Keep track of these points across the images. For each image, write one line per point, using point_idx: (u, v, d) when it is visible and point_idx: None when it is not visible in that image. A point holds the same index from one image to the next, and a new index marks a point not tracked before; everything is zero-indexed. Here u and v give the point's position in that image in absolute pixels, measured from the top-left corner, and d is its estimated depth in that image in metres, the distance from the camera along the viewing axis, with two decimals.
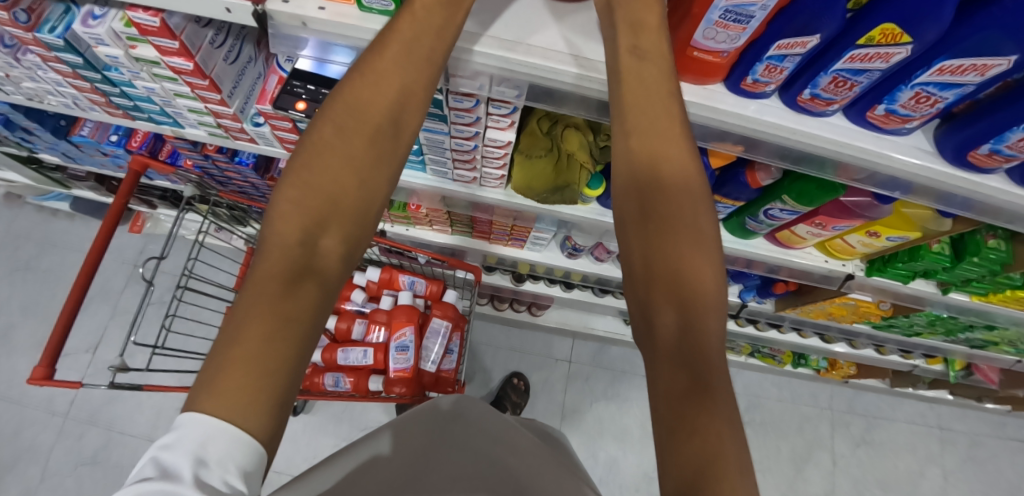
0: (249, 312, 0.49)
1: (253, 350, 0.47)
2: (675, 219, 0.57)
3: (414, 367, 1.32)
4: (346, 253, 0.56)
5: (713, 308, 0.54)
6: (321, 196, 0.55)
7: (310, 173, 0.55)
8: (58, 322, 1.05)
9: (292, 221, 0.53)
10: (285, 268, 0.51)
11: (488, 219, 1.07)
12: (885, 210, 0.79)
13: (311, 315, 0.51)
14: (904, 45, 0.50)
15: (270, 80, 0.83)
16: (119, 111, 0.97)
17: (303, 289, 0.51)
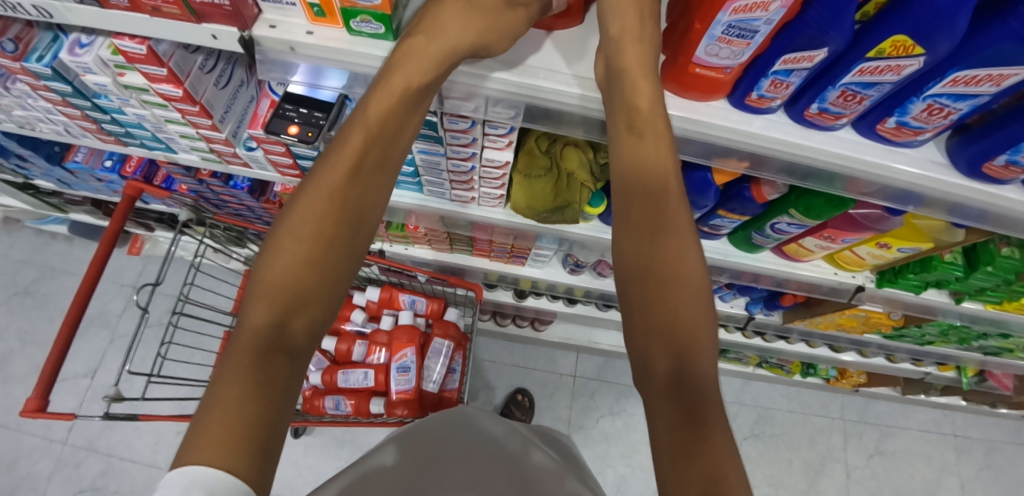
0: (228, 382, 0.49)
1: (231, 416, 0.47)
2: (668, 252, 0.58)
3: (416, 388, 1.29)
4: (323, 318, 0.57)
5: (707, 341, 0.54)
6: (300, 265, 0.55)
7: (288, 244, 0.56)
8: (51, 351, 1.03)
9: (269, 290, 0.54)
10: (264, 337, 0.52)
11: (488, 238, 1.05)
12: (896, 222, 0.76)
13: (288, 382, 0.52)
14: (918, 56, 0.48)
15: (262, 104, 0.81)
16: (111, 138, 0.96)
17: (284, 357, 0.52)
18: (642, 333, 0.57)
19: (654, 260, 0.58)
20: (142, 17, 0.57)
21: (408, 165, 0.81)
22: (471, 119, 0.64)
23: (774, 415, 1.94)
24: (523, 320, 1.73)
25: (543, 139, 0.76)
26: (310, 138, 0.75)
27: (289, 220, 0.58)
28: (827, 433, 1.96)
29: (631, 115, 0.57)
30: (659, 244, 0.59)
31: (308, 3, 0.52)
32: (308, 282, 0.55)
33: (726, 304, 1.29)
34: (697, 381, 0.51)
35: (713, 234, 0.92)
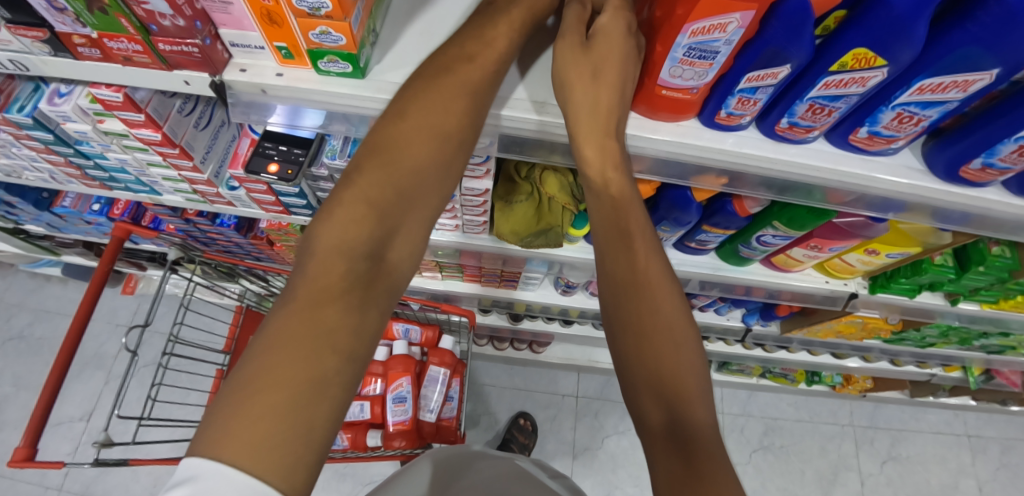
0: (300, 335, 0.41)
1: (302, 380, 0.39)
2: (649, 307, 0.54)
3: (412, 418, 1.28)
4: (403, 271, 0.50)
5: (695, 386, 0.53)
6: (383, 206, 0.48)
7: (368, 175, 0.49)
8: (39, 399, 1.02)
9: (354, 222, 0.47)
10: (344, 287, 0.44)
11: (476, 264, 1.05)
12: (881, 229, 0.76)
13: (365, 347, 0.44)
14: (880, 68, 0.48)
15: (242, 143, 0.81)
16: (96, 182, 0.96)
17: (358, 316, 0.44)
18: (632, 391, 0.54)
19: (643, 323, 0.54)
20: (114, 66, 0.58)
21: None
22: None
23: (783, 425, 1.91)
24: (522, 343, 1.71)
25: (522, 164, 0.77)
26: (289, 175, 0.75)
27: (371, 149, 0.50)
28: (838, 441, 1.92)
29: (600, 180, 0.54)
30: (635, 304, 0.54)
31: (275, 46, 0.53)
32: (394, 230, 0.49)
33: (723, 316, 1.28)
34: (694, 432, 0.50)
35: (700, 250, 0.92)
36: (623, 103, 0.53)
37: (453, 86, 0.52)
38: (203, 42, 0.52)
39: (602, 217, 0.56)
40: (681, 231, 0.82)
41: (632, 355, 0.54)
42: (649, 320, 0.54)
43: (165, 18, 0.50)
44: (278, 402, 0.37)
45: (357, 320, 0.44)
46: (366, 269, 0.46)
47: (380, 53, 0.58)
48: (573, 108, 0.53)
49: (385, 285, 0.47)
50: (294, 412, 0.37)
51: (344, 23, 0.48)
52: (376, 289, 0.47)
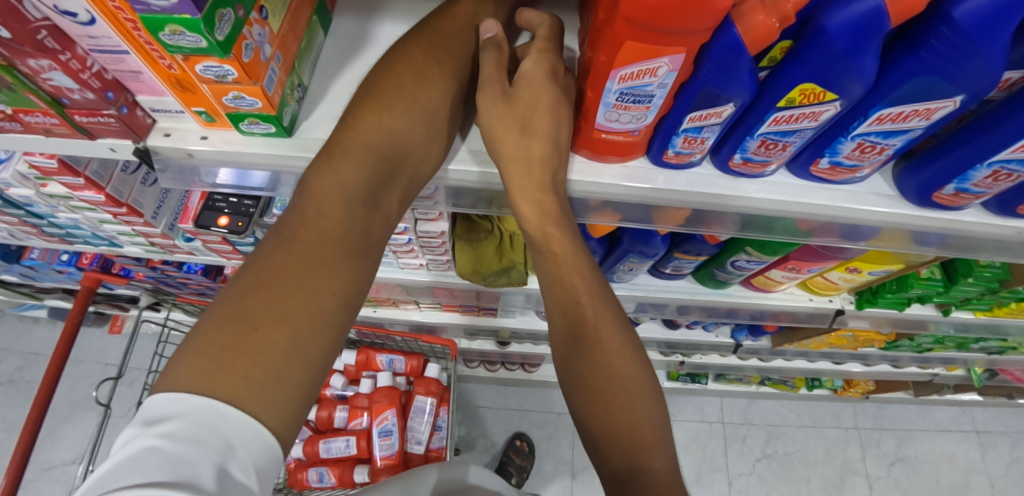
0: (292, 272, 0.41)
1: (302, 316, 0.40)
2: (599, 360, 0.52)
3: (399, 451, 1.26)
4: (392, 218, 0.50)
5: (654, 435, 0.50)
6: (377, 155, 0.48)
7: (366, 117, 0.48)
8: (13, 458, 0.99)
9: (351, 166, 0.47)
10: (341, 229, 0.45)
11: (451, 298, 1.02)
12: (857, 249, 0.73)
13: (354, 292, 0.45)
14: (830, 102, 0.45)
15: (192, 196, 0.79)
16: (56, 238, 0.94)
17: (351, 259, 0.45)
18: (590, 443, 0.52)
19: (592, 376, 0.51)
20: (37, 137, 0.55)
21: None
22: None
23: (786, 432, 1.86)
24: (515, 363, 1.69)
25: None
26: (240, 228, 0.73)
27: (366, 95, 0.49)
28: (843, 445, 1.87)
29: (541, 237, 0.54)
30: (584, 357, 0.52)
31: (195, 111, 0.51)
32: (392, 177, 0.49)
33: (712, 332, 1.24)
34: (651, 481, 0.47)
35: (675, 275, 0.89)
36: (559, 151, 0.51)
37: (436, 50, 0.53)
38: (120, 111, 0.50)
39: (545, 272, 0.55)
40: (650, 261, 0.79)
41: (586, 407, 0.52)
42: (602, 370, 0.51)
43: (74, 92, 0.47)
44: (279, 335, 0.38)
45: (354, 262, 0.45)
46: (361, 212, 0.47)
47: (308, 108, 0.56)
48: (506, 163, 0.51)
49: (376, 231, 0.48)
50: (295, 343, 0.39)
51: (256, 88, 0.45)
52: (369, 233, 0.47)
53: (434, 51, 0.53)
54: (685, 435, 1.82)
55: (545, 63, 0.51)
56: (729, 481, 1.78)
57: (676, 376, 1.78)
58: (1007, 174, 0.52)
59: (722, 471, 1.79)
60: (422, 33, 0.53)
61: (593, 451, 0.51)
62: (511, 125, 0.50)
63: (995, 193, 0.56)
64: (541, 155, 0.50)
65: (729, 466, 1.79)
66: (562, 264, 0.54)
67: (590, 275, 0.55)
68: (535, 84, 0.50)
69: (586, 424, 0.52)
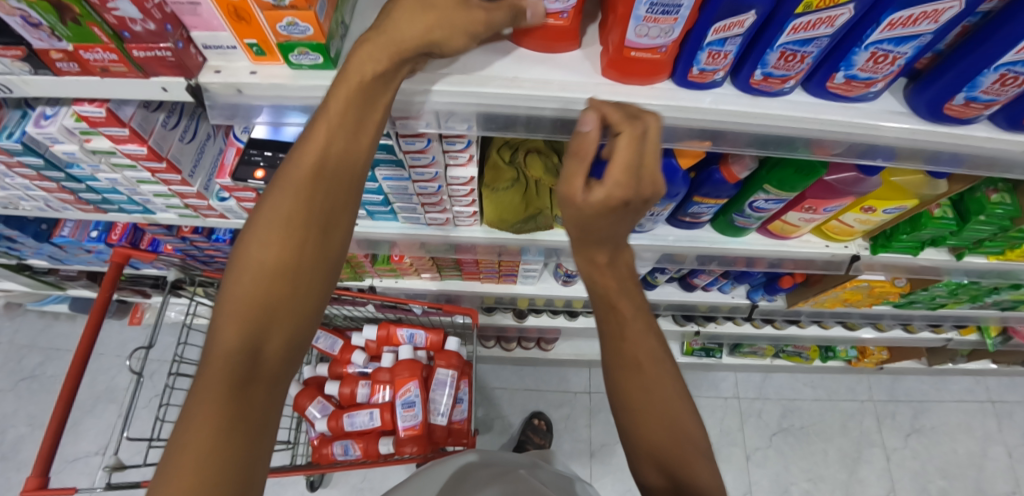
0: (194, 403, 0.46)
1: (201, 451, 0.43)
2: (637, 352, 0.60)
3: (423, 422, 1.24)
4: (296, 341, 0.52)
5: (696, 453, 0.59)
6: (267, 283, 0.50)
7: (262, 236, 0.51)
8: (50, 425, 1.00)
9: (238, 306, 0.49)
10: (229, 364, 0.48)
11: (474, 259, 1.04)
12: (874, 182, 0.75)
13: (263, 408, 0.48)
14: (845, 5, 0.47)
15: (228, 152, 0.82)
16: (91, 207, 0.97)
17: (256, 379, 0.48)
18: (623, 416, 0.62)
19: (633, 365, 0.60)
20: (93, 79, 0.59)
21: (376, 195, 0.81)
22: (428, 143, 0.66)
23: (803, 407, 1.87)
24: (530, 341, 1.71)
25: (504, 149, 0.77)
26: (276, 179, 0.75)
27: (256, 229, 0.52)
28: (859, 416, 1.88)
29: (603, 292, 0.60)
30: (625, 349, 0.61)
31: (246, 43, 0.54)
32: (293, 284, 0.51)
33: (727, 294, 1.27)
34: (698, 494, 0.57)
35: (695, 224, 0.91)
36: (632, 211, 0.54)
37: (327, 150, 0.52)
38: (176, 45, 0.53)
39: (604, 320, 0.62)
40: (671, 204, 0.82)
41: (642, 436, 0.60)
42: (641, 357, 0.61)
43: (136, 23, 0.51)
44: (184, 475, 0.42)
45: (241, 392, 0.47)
46: (248, 348, 0.48)
47: (350, 45, 0.59)
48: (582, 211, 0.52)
49: (269, 359, 0.50)
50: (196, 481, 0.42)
51: (309, 12, 0.49)
52: (260, 365, 0.49)
53: (340, 133, 0.53)
54: (701, 410, 1.83)
55: (623, 156, 0.51)
56: (747, 455, 1.79)
57: (692, 350, 1.79)
58: (1014, 77, 0.54)
59: (739, 445, 1.79)
60: (343, 82, 0.51)
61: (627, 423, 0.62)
62: (569, 223, 0.55)
63: (1003, 102, 0.58)
64: (593, 241, 0.56)
65: (746, 440, 1.80)
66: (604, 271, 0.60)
67: (646, 325, 0.62)
68: (604, 204, 0.51)
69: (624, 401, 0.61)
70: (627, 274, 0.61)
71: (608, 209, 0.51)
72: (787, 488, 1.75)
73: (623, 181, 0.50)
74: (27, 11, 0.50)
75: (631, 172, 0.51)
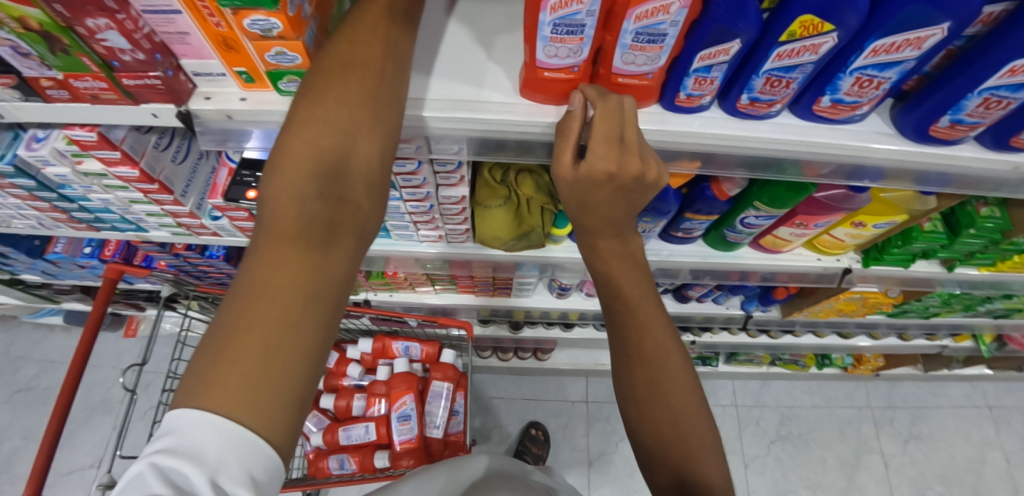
0: (269, 267, 0.41)
1: (276, 314, 0.39)
2: (639, 332, 0.61)
3: (419, 436, 1.24)
4: (365, 217, 0.46)
5: (700, 446, 0.59)
6: (331, 149, 0.44)
7: (326, 106, 0.45)
8: (44, 443, 1.00)
9: (303, 162, 0.43)
10: (298, 226, 0.42)
11: (467, 274, 1.05)
12: (863, 199, 0.75)
13: (337, 273, 0.44)
14: (828, 34, 0.47)
15: (220, 173, 0.82)
16: (84, 225, 0.97)
17: (324, 273, 0.42)
18: (625, 402, 0.63)
19: (634, 349, 0.61)
20: (83, 105, 0.59)
21: None
22: (419, 165, 0.66)
23: (802, 413, 1.88)
24: (526, 352, 1.71)
25: (496, 169, 0.78)
26: None
27: (314, 84, 0.46)
28: (857, 423, 1.88)
29: (609, 281, 0.61)
30: (628, 328, 0.61)
31: (236, 71, 0.54)
32: (347, 174, 0.45)
33: (723, 305, 1.27)
34: (700, 485, 0.58)
35: (687, 239, 0.92)
36: (631, 186, 0.53)
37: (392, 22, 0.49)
38: (165, 73, 0.53)
39: (610, 307, 0.63)
40: (662, 221, 0.83)
41: (645, 427, 0.60)
42: (645, 339, 0.61)
43: (125, 53, 0.51)
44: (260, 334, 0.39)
45: (317, 257, 0.42)
46: (319, 209, 0.43)
47: None
48: (573, 188, 0.54)
49: (342, 224, 0.44)
50: (272, 343, 0.39)
51: (297, 42, 0.49)
52: (334, 229, 0.44)
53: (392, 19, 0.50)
54: None
55: (601, 130, 0.51)
56: (745, 463, 1.79)
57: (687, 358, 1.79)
58: (998, 101, 0.55)
59: (737, 453, 1.79)
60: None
61: (629, 408, 0.62)
62: (568, 205, 0.57)
63: (988, 123, 0.59)
64: (597, 226, 0.58)
65: (743, 448, 1.80)
66: (604, 254, 0.60)
67: (653, 316, 0.62)
68: (589, 179, 0.52)
69: (629, 385, 0.62)
70: (636, 262, 0.62)
71: (594, 184, 0.52)
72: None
73: (607, 151, 0.51)
74: (17, 41, 0.50)
75: (612, 144, 0.51)
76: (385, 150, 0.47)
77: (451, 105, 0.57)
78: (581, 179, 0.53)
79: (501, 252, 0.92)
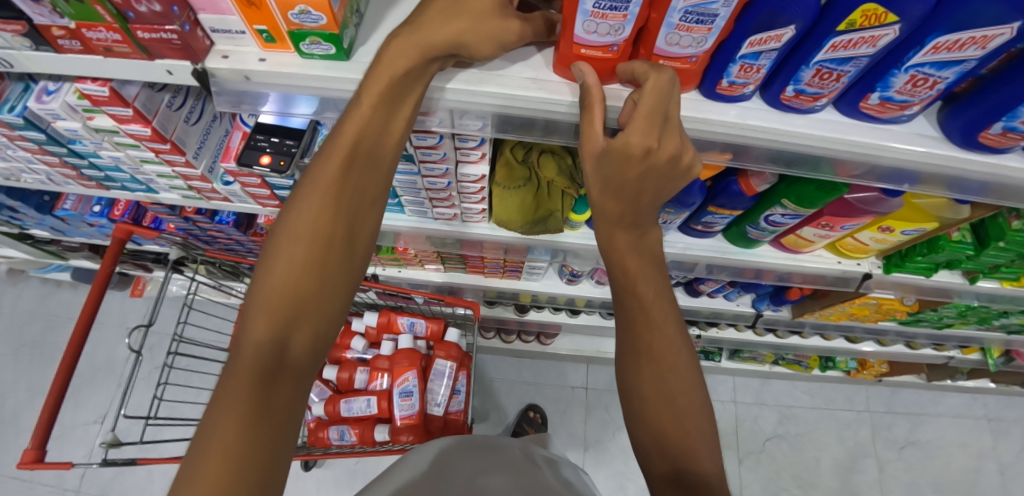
0: (223, 397, 0.45)
1: (231, 436, 0.43)
2: (650, 328, 0.59)
3: (420, 412, 1.22)
4: (318, 346, 0.51)
5: (703, 444, 0.57)
6: (292, 288, 0.50)
7: (281, 255, 0.50)
8: (49, 398, 1.00)
9: (266, 302, 0.49)
10: (253, 359, 0.47)
11: (478, 255, 1.03)
12: (895, 203, 0.72)
13: (288, 402, 0.48)
14: (891, 25, 0.44)
15: (234, 137, 0.80)
16: (93, 183, 0.95)
17: (272, 409, 0.46)
18: (628, 402, 0.61)
19: (644, 345, 0.59)
20: (96, 58, 0.56)
21: None
22: (441, 139, 0.64)
23: (800, 413, 1.88)
24: (529, 336, 1.70)
25: (517, 149, 0.75)
26: (281, 166, 0.72)
27: (279, 232, 0.52)
28: (855, 427, 1.88)
29: (624, 274, 0.59)
30: (638, 323, 0.60)
31: (257, 30, 0.52)
32: (304, 306, 0.50)
33: (733, 301, 1.25)
34: (700, 483, 0.55)
35: (708, 233, 0.89)
36: (665, 170, 0.51)
37: (358, 148, 0.52)
38: (183, 28, 0.51)
39: (623, 302, 0.61)
40: (685, 212, 0.81)
41: (647, 423, 0.58)
42: (656, 336, 0.59)
43: (142, 3, 0.48)
44: (214, 462, 0.41)
45: (268, 391, 0.46)
46: (274, 347, 0.48)
47: (364, 36, 0.57)
48: (602, 159, 0.52)
49: (292, 360, 0.49)
50: (225, 466, 0.41)
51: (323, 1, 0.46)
52: (286, 365, 0.48)
53: (372, 127, 0.52)
54: None
55: (646, 103, 0.48)
56: (740, 458, 1.80)
57: None
58: None
59: (732, 449, 1.80)
60: (371, 81, 0.51)
61: (633, 405, 0.60)
62: (593, 186, 0.55)
63: None
64: (616, 215, 0.56)
65: (739, 444, 1.81)
66: (619, 247, 0.59)
67: (666, 313, 0.60)
68: (622, 152, 0.50)
69: (637, 377, 0.60)
70: (652, 257, 0.60)
71: (625, 161, 0.50)
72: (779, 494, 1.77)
73: (645, 131, 0.48)
74: None
75: (654, 121, 0.48)
76: (341, 285, 0.53)
77: (480, 78, 0.55)
78: (611, 151, 0.50)
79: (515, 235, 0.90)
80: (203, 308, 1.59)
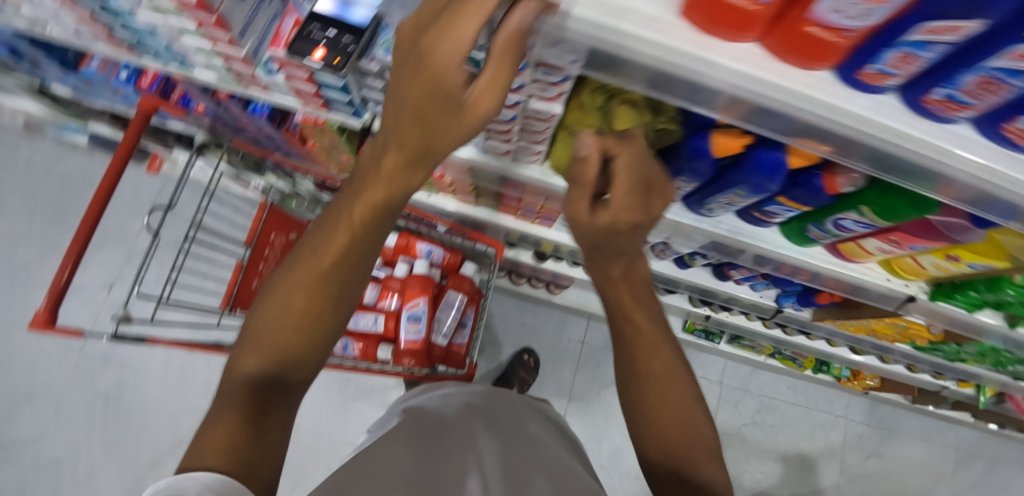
0: (263, 350, 0.61)
1: (258, 384, 0.60)
2: (637, 341, 0.67)
3: (425, 339, 1.23)
4: (330, 322, 0.63)
5: (704, 450, 0.64)
6: (324, 274, 0.61)
7: (324, 244, 0.60)
8: (64, 262, 0.97)
9: (299, 282, 0.61)
10: (287, 326, 0.61)
11: (517, 196, 0.98)
12: (980, 236, 0.67)
13: (309, 359, 0.64)
14: None
15: (286, 22, 0.72)
16: (125, 46, 0.87)
17: (305, 362, 0.63)
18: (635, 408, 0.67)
19: (635, 354, 0.68)
20: None
21: None
22: (522, 68, 0.57)
23: (780, 405, 1.93)
24: (539, 283, 1.69)
25: (596, 93, 0.66)
26: (336, 65, 0.66)
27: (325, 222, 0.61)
28: (829, 429, 1.94)
29: (615, 295, 0.69)
30: (626, 334, 0.68)
31: None
32: (329, 287, 0.61)
33: (757, 292, 1.22)
34: (703, 485, 0.61)
35: (765, 222, 0.83)
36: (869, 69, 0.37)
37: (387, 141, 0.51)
38: None
39: (614, 317, 0.70)
40: (754, 198, 0.74)
41: (642, 423, 0.66)
42: (650, 353, 0.67)
43: None
44: (232, 410, 0.57)
45: (298, 353, 0.62)
46: (302, 319, 0.61)
47: None
48: None
49: (314, 331, 0.62)
50: (236, 419, 0.56)
51: None
52: (304, 335, 0.62)
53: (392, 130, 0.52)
54: None
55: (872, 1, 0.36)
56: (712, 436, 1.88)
57: (691, 328, 1.78)
58: None
59: None
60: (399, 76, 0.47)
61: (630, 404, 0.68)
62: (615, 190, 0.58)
63: None
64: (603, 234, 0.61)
65: (715, 422, 1.89)
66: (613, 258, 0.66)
67: (654, 327, 0.68)
68: None
69: (637, 381, 0.67)
70: (642, 282, 0.70)
71: None
72: (740, 474, 1.87)
73: (636, 201, 0.58)
74: None
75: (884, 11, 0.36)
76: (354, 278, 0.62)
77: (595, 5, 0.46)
78: None
79: (565, 183, 0.84)
80: (226, 199, 1.58)
